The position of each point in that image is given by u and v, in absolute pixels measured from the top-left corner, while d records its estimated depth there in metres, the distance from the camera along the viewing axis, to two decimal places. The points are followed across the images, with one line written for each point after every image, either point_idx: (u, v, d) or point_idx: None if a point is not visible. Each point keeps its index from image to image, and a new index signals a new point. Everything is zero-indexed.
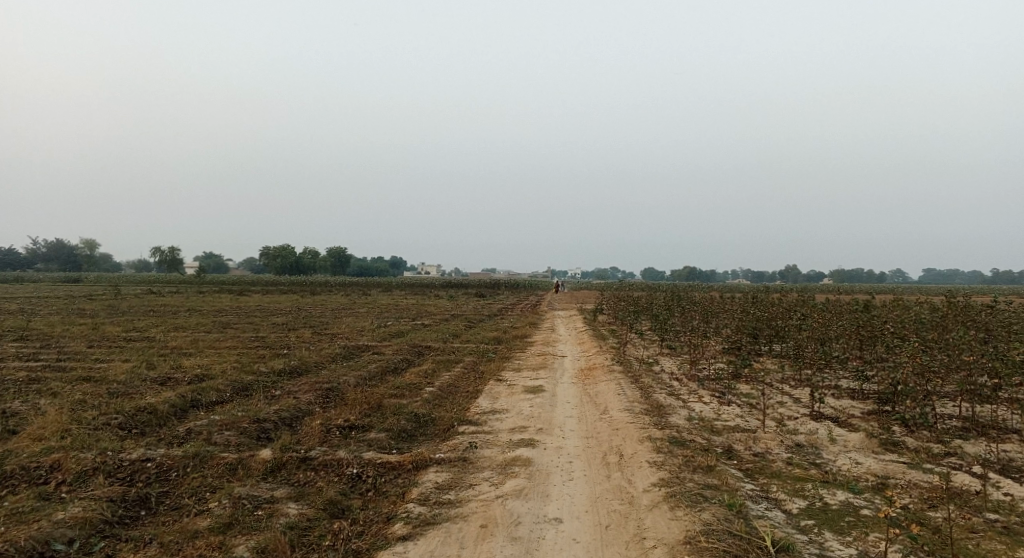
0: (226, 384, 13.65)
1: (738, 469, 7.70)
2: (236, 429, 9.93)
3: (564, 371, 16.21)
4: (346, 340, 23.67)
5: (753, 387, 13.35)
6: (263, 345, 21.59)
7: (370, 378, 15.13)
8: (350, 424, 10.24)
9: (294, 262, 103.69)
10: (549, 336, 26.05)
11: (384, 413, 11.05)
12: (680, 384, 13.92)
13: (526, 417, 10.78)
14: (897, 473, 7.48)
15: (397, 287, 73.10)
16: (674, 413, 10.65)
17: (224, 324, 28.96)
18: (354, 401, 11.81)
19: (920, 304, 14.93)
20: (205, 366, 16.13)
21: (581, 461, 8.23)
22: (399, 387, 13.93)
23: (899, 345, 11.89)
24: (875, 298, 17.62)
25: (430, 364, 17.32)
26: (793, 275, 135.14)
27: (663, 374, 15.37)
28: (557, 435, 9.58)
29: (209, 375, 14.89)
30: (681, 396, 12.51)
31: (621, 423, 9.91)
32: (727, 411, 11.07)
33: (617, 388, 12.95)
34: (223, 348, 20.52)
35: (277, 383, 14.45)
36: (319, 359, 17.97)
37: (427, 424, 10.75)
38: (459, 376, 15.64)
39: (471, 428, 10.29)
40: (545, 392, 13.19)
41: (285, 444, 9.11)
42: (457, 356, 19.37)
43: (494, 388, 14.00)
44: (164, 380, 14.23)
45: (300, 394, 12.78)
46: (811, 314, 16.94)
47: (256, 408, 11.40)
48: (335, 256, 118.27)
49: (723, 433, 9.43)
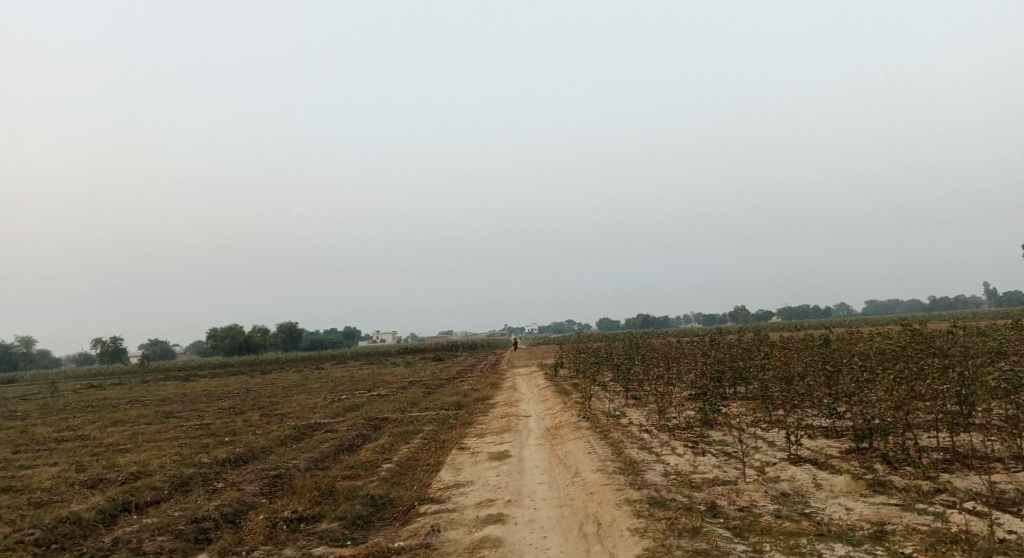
0: (161, 481, 12.22)
1: (726, 528, 7.16)
2: (172, 532, 8.68)
3: (531, 433, 15.45)
4: (297, 419, 22.15)
5: (725, 435, 12.94)
6: (206, 433, 19.89)
7: (323, 459, 13.93)
8: (298, 515, 9.16)
9: (242, 340, 99.45)
10: (511, 396, 25.18)
11: (337, 499, 10.00)
12: (652, 436, 13.37)
13: (492, 489, 9.95)
14: (892, 518, 7.21)
15: (352, 358, 70.66)
16: (650, 470, 10.07)
17: (164, 413, 26.81)
18: (304, 488, 10.69)
19: (875, 336, 15.09)
20: (139, 463, 14.55)
21: (557, 534, 7.50)
22: (354, 466, 12.83)
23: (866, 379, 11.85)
24: (831, 334, 17.82)
25: (389, 438, 16.24)
26: (743, 316, 138.78)
27: (632, 427, 14.82)
28: (528, 506, 8.80)
29: (143, 473, 13.37)
30: (655, 449, 11.98)
31: (595, 486, 9.24)
32: (704, 463, 10.55)
33: (587, 447, 12.29)
34: (161, 440, 18.76)
35: (220, 475, 13.09)
36: (267, 443, 16.58)
37: (385, 506, 9.77)
38: (420, 448, 14.62)
39: (433, 506, 9.38)
40: (512, 458, 12.41)
41: (224, 546, 7.94)
42: (417, 426, 18.28)
43: (457, 458, 13.10)
44: (90, 483, 12.65)
45: (245, 484, 11.53)
46: (772, 354, 16.91)
47: (195, 505, 10.11)
48: (286, 331, 114.28)
49: (703, 487, 8.90)
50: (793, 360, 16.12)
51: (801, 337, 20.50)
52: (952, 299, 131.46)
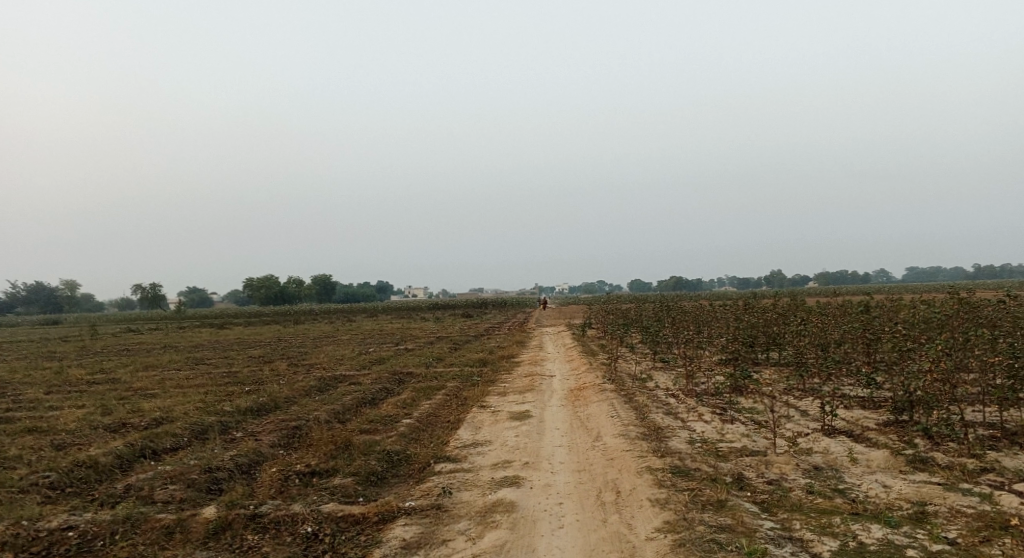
0: (183, 428, 12.39)
1: (753, 502, 6.68)
2: (183, 481, 8.75)
3: (553, 393, 15.13)
4: (323, 371, 22.36)
5: (756, 402, 12.35)
6: (235, 381, 20.27)
7: (344, 412, 13.93)
8: (312, 469, 9.08)
9: (278, 291, 101.72)
10: (536, 355, 24.91)
11: (352, 454, 9.90)
12: (678, 401, 12.88)
13: (510, 450, 9.68)
14: (934, 499, 6.51)
15: (383, 311, 71.45)
16: (674, 437, 9.60)
17: (198, 360, 27.53)
18: (321, 441, 10.64)
19: (925, 302, 14.08)
20: (166, 409, 14.84)
21: (573, 502, 7.16)
22: (373, 421, 12.75)
23: (909, 349, 10.98)
24: (875, 300, 16.80)
25: (410, 393, 16.17)
26: (779, 280, 135.29)
27: (657, 391, 14.36)
28: (546, 470, 8.48)
29: (168, 419, 13.60)
30: (680, 415, 11.51)
31: (616, 452, 8.84)
32: (732, 431, 10.03)
33: (609, 410, 11.89)
34: (191, 387, 19.18)
35: (242, 424, 13.24)
36: (291, 394, 16.73)
37: (401, 463, 9.63)
38: (440, 405, 14.48)
39: (448, 465, 9.16)
40: (533, 419, 12.11)
41: (232, 499, 7.91)
42: (440, 382, 18.18)
43: (477, 416, 12.88)
44: (116, 427, 12.92)
45: (263, 435, 11.57)
46: (810, 319, 16.03)
47: (211, 454, 10.20)
48: (320, 283, 116.34)
49: (730, 458, 8.41)
50: (832, 329, 15.29)
51: (843, 303, 19.44)
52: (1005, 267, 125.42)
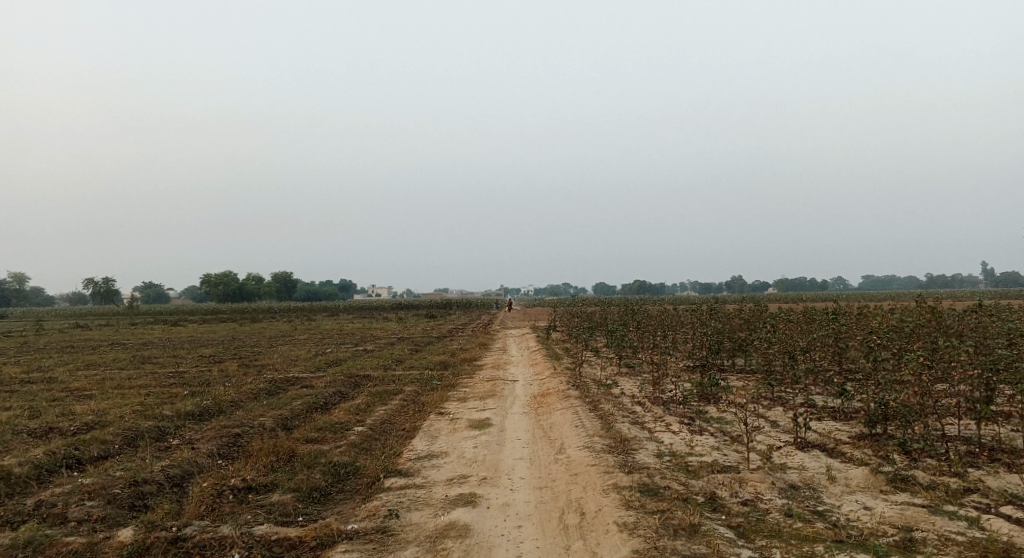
0: (111, 434, 11.24)
1: (728, 527, 6.23)
2: (103, 496, 7.58)
3: (516, 400, 14.51)
4: (276, 372, 21.21)
5: (724, 412, 11.98)
6: (180, 382, 18.95)
7: (293, 418, 13.00)
8: (248, 484, 8.17)
9: (235, 287, 98.42)
10: (499, 359, 24.26)
11: (295, 467, 9.04)
12: (644, 410, 12.42)
13: (467, 463, 9.00)
14: (920, 523, 6.29)
15: (345, 310, 69.74)
16: (642, 450, 9.10)
17: (142, 358, 25.88)
18: (261, 451, 9.71)
19: (890, 312, 14.04)
20: (97, 412, 13.60)
21: (534, 525, 6.54)
22: (322, 428, 11.86)
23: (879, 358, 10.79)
24: (839, 309, 16.79)
25: (366, 398, 15.32)
26: (739, 287, 137.91)
27: (623, 398, 13.91)
28: (504, 487, 7.84)
29: (98, 423, 12.36)
30: (647, 424, 11.05)
31: (580, 466, 8.26)
32: (702, 444, 9.59)
33: (574, 419, 11.34)
34: (129, 388, 17.79)
35: (180, 430, 12.14)
36: (238, 397, 15.63)
37: (348, 477, 8.82)
38: (396, 411, 13.68)
39: (399, 481, 8.40)
40: (493, 428, 11.46)
41: (153, 519, 6.88)
42: (398, 386, 17.35)
43: (435, 424, 12.15)
44: (39, 432, 11.55)
45: (200, 443, 10.55)
46: (777, 327, 15.85)
47: (141, 465, 9.11)
48: (280, 281, 113.22)
49: (702, 474, 7.94)
50: (798, 338, 15.14)
51: (806, 311, 19.45)
52: (949, 279, 131.17)
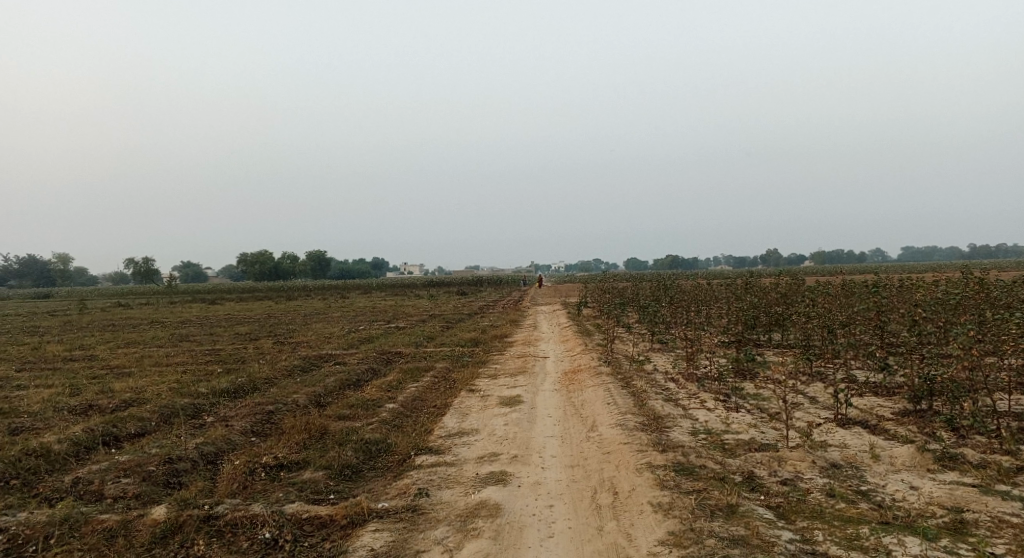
0: (150, 412, 11.58)
1: (767, 508, 6.00)
2: (139, 474, 7.92)
3: (546, 376, 14.40)
4: (309, 350, 21.55)
5: (761, 388, 11.63)
6: (217, 360, 19.43)
7: (326, 395, 13.18)
8: (281, 462, 8.30)
9: (271, 267, 100.55)
10: (530, 335, 24.16)
11: (326, 444, 9.13)
12: (678, 387, 12.15)
13: (497, 441, 8.93)
14: (973, 504, 5.94)
15: (378, 288, 70.63)
16: (675, 427, 8.87)
17: (183, 337, 26.64)
18: (294, 429, 9.85)
19: (938, 282, 13.34)
20: (137, 389, 14.03)
21: (565, 505, 6.42)
22: (353, 405, 11.98)
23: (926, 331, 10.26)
24: (883, 280, 16.07)
25: (397, 375, 15.42)
26: (775, 260, 134.81)
27: (655, 374, 13.65)
28: (535, 465, 7.73)
29: (138, 401, 12.76)
30: (681, 401, 10.80)
31: (613, 445, 8.09)
32: (738, 421, 9.31)
33: (606, 396, 11.16)
34: (170, 366, 18.33)
35: (216, 407, 12.43)
36: (273, 375, 15.93)
37: (379, 454, 8.87)
38: (427, 388, 13.72)
39: (429, 458, 8.39)
40: (524, 405, 11.38)
41: (186, 498, 7.05)
42: (429, 363, 17.43)
43: (465, 401, 12.14)
44: (83, 410, 11.98)
45: (234, 421, 10.77)
46: (817, 300, 15.27)
47: (176, 442, 9.38)
48: (314, 259, 115.19)
49: (739, 453, 7.68)
50: (838, 311, 14.59)
51: (848, 283, 18.73)
52: (999, 248, 125.61)
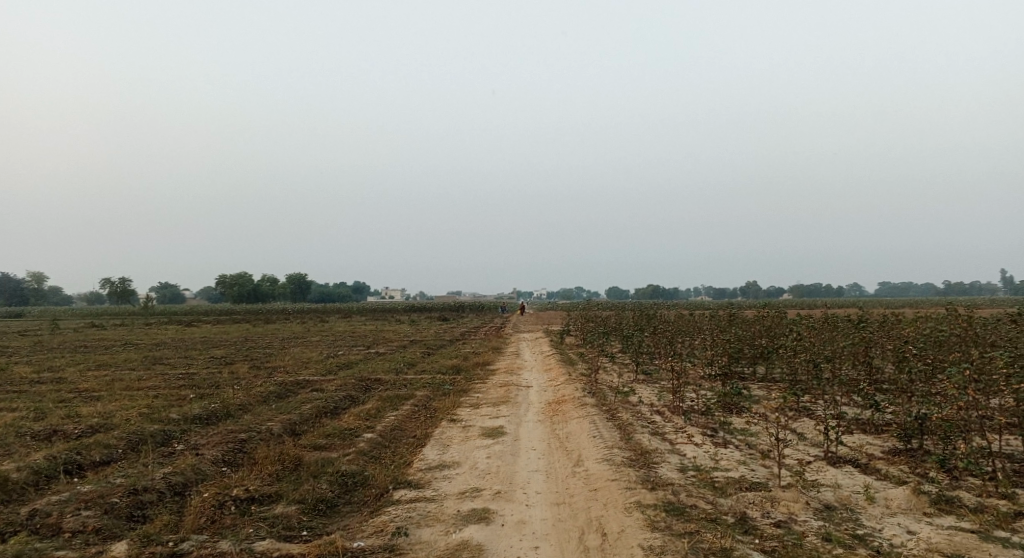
0: (116, 439, 11.00)
1: (763, 552, 5.76)
2: (100, 506, 7.36)
3: (529, 407, 14.07)
4: (286, 375, 20.94)
5: (748, 423, 11.45)
6: (189, 384, 18.75)
7: (301, 424, 12.69)
8: (252, 495, 7.84)
9: (250, 288, 99.01)
10: (512, 363, 23.82)
11: (301, 476, 8.70)
12: (664, 420, 11.93)
13: (480, 475, 8.58)
14: (973, 551, 5.77)
15: (358, 312, 69.72)
16: (663, 464, 8.61)
17: (154, 359, 25.80)
18: (266, 459, 9.39)
19: (921, 319, 13.40)
20: (103, 414, 13.39)
21: (552, 546, 6.11)
22: (330, 435, 11.52)
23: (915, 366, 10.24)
24: (865, 315, 16.14)
25: (376, 403, 14.97)
26: (754, 292, 136.55)
27: (641, 407, 13.42)
28: (519, 502, 7.40)
29: (103, 427, 12.15)
30: (668, 436, 10.57)
31: (600, 481, 7.81)
32: (727, 458, 9.08)
33: (591, 429, 10.89)
34: (138, 390, 17.62)
35: (185, 435, 11.88)
36: (247, 401, 15.36)
37: (356, 488, 8.46)
38: (407, 417, 13.30)
39: (408, 493, 8.01)
40: (507, 436, 11.04)
41: (148, 534, 6.57)
42: (409, 390, 16.99)
43: (446, 432, 11.75)
44: (42, 436, 11.35)
45: (204, 449, 10.25)
46: (801, 334, 15.25)
47: (141, 472, 8.86)
48: (294, 282, 113.80)
49: (730, 492, 7.44)
50: (822, 345, 14.58)
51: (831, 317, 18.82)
52: (969, 286, 128.83)
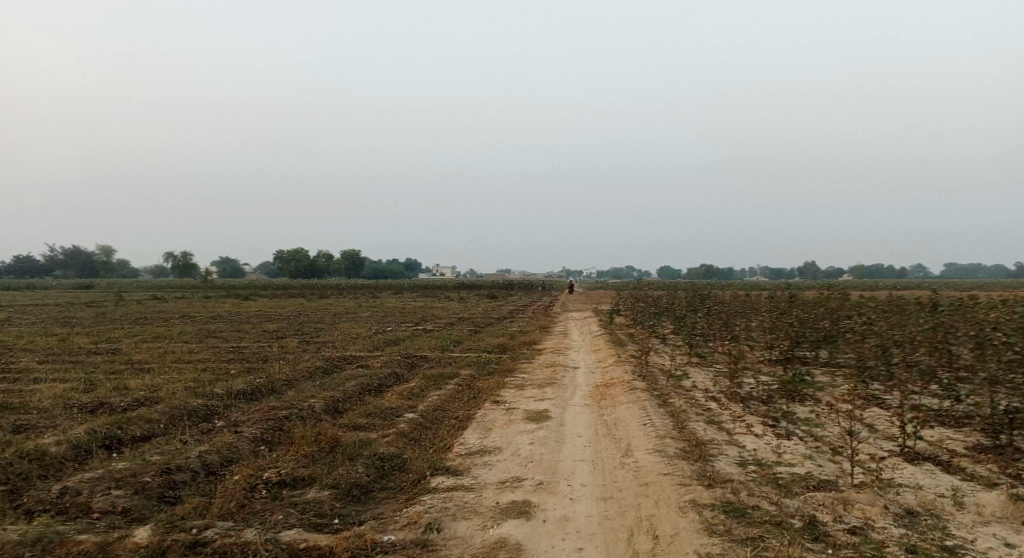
0: (160, 413, 11.19)
1: None
2: (131, 486, 7.43)
3: (576, 389, 13.50)
4: (333, 350, 21.13)
5: (813, 413, 10.38)
6: (240, 358, 19.13)
7: (344, 401, 12.62)
8: (284, 478, 7.80)
9: (305, 264, 101.82)
10: (560, 343, 23.27)
11: (336, 458, 8.58)
12: (721, 407, 11.13)
13: (522, 463, 8.10)
14: None
15: (409, 289, 70.37)
16: (721, 457, 7.86)
17: (210, 333, 26.60)
18: (303, 439, 9.27)
19: (1015, 300, 11.97)
20: (153, 387, 13.72)
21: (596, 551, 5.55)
22: (371, 414, 11.33)
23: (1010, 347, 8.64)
24: (947, 297, 14.68)
25: (419, 381, 14.77)
26: (814, 271, 130.98)
27: (695, 392, 12.62)
28: (563, 495, 6.86)
29: (151, 401, 12.42)
30: (725, 425, 9.79)
31: (652, 475, 7.17)
32: (791, 452, 8.17)
33: (642, 415, 10.21)
34: (192, 363, 18.08)
35: (228, 411, 12.01)
36: (293, 376, 15.47)
37: (392, 473, 8.19)
38: (450, 397, 12.99)
39: (447, 480, 7.62)
40: (552, 421, 10.52)
41: (172, 521, 6.56)
42: (453, 369, 16.70)
43: (489, 414, 11.36)
44: (93, 408, 11.67)
45: (244, 427, 10.30)
46: (873, 317, 14.00)
47: (178, 450, 9.01)
48: (348, 258, 116.23)
49: (797, 492, 6.54)
50: (899, 330, 13.23)
51: (909, 299, 17.23)
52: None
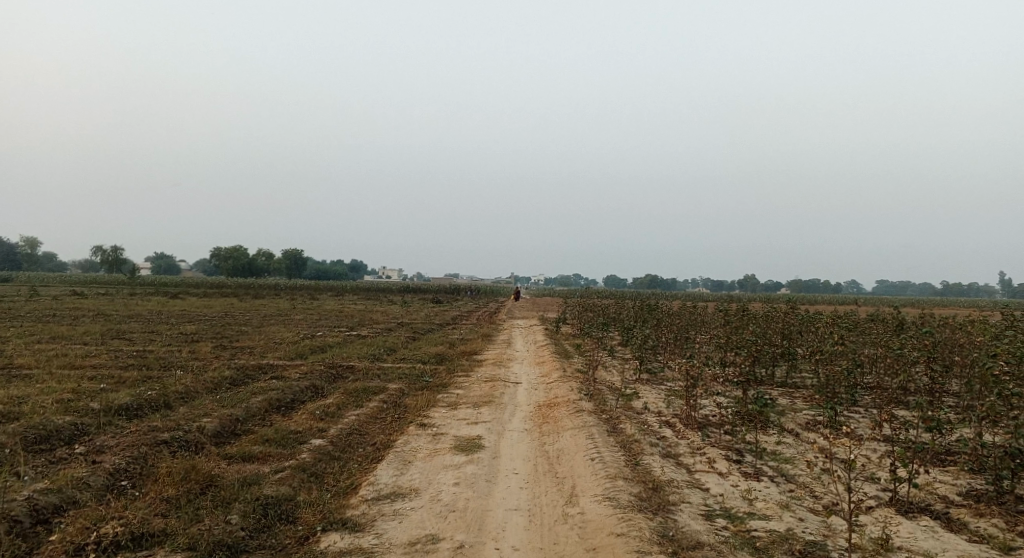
0: (7, 435, 8.97)
1: None
2: None
3: (516, 411, 11.96)
4: (250, 357, 18.90)
5: (780, 445, 9.19)
6: (139, 365, 16.67)
7: (244, 422, 10.66)
8: (126, 534, 5.90)
9: (243, 262, 96.79)
10: (502, 354, 21.76)
11: (207, 504, 6.72)
12: (677, 436, 9.84)
13: (442, 514, 6.49)
14: None
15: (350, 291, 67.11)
16: (684, 507, 6.50)
17: (117, 333, 23.75)
18: (169, 476, 7.32)
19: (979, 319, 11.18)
20: (14, 399, 11.34)
21: None
22: (269, 440, 9.41)
23: (1000, 370, 7.62)
24: (906, 315, 13.91)
25: (340, 396, 12.92)
26: (753, 285, 135.23)
27: (647, 416, 11.33)
28: None
29: (1, 417, 10.12)
30: (683, 460, 8.48)
31: (601, 536, 5.72)
32: (764, 499, 6.89)
33: (588, 446, 8.78)
34: (78, 369, 15.56)
35: (98, 432, 9.85)
36: (194, 387, 13.31)
37: (275, 524, 6.42)
38: (370, 418, 11.19)
39: (341, 540, 5.92)
40: (485, 452, 8.93)
41: None
42: (381, 383, 14.85)
43: (411, 440, 9.66)
44: None
45: (107, 456, 8.26)
46: (832, 335, 13.07)
47: (4, 489, 6.92)
48: (288, 257, 111.24)
49: None
50: (858, 350, 12.39)
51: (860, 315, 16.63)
52: (970, 287, 127.35)
